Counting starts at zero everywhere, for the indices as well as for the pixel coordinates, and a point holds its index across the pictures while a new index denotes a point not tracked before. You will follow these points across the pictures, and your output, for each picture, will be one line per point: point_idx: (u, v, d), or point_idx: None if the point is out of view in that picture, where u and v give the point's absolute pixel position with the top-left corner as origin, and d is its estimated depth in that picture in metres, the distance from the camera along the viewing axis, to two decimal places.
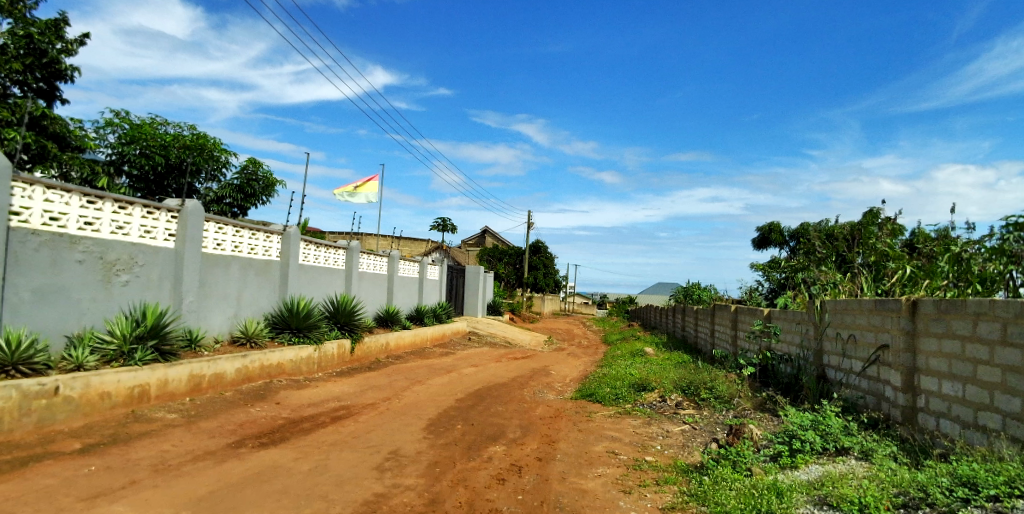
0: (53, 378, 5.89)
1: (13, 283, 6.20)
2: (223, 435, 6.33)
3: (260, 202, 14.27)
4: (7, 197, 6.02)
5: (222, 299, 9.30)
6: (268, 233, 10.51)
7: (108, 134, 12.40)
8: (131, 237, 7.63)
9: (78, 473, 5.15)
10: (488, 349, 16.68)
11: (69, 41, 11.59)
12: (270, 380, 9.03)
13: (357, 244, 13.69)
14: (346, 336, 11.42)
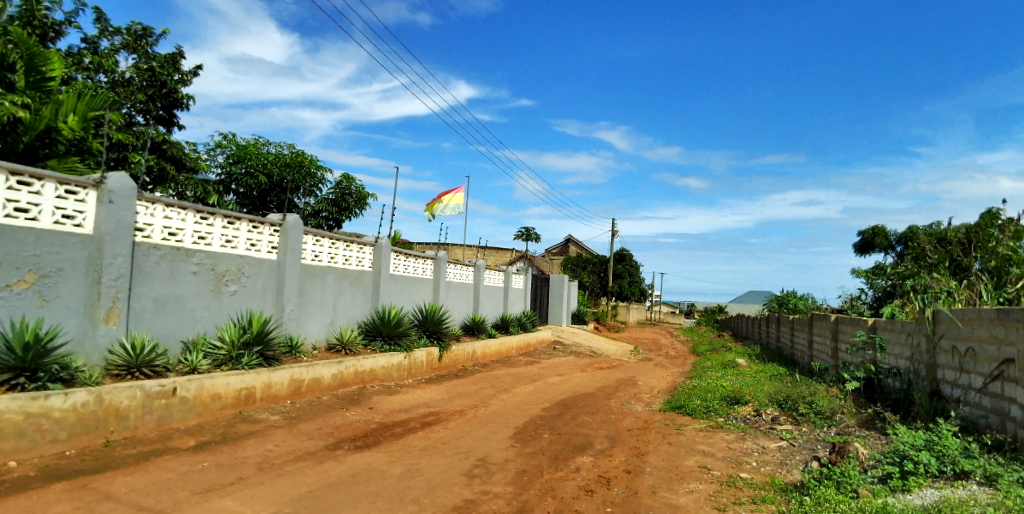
0: (171, 380, 6.39)
1: (137, 293, 6.81)
2: (321, 437, 6.63)
3: (354, 215, 14.89)
4: (133, 215, 6.66)
5: (320, 308, 9.78)
6: (362, 245, 10.96)
7: (218, 155, 13.39)
8: (238, 250, 8.19)
9: (193, 468, 5.55)
10: (573, 358, 16.54)
11: (185, 72, 12.61)
12: (363, 385, 9.38)
13: (444, 254, 14.01)
14: (434, 344, 11.68)
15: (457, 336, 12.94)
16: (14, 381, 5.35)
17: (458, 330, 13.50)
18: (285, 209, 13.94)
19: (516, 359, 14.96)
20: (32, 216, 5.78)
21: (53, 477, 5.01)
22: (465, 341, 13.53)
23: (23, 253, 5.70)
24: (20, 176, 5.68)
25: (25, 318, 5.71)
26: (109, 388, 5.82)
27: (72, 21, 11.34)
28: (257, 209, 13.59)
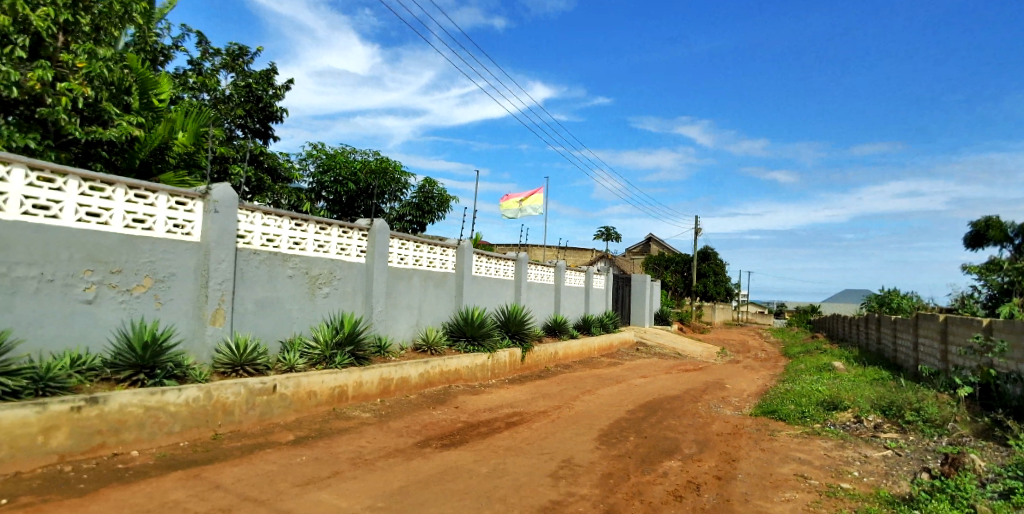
0: (272, 377, 6.76)
1: (240, 296, 7.26)
2: (410, 434, 6.81)
3: (437, 217, 15.22)
4: (235, 223, 7.11)
5: (406, 309, 10.07)
6: (445, 247, 11.19)
7: (310, 165, 14.08)
8: (329, 254, 8.57)
9: (292, 461, 5.84)
10: (656, 360, 16.15)
11: (278, 87, 13.37)
12: (449, 385, 9.58)
13: (525, 256, 14.07)
14: (517, 345, 11.75)
15: (538, 336, 12.96)
16: (136, 377, 5.85)
17: (540, 331, 13.52)
18: (372, 214, 14.47)
19: (598, 361, 14.79)
20: (148, 225, 6.30)
21: (169, 466, 5.42)
22: (546, 342, 13.52)
23: (141, 260, 6.23)
24: (137, 190, 6.21)
25: (144, 319, 6.23)
26: (217, 384, 6.24)
27: (179, 46, 12.14)
28: (346, 215, 14.18)
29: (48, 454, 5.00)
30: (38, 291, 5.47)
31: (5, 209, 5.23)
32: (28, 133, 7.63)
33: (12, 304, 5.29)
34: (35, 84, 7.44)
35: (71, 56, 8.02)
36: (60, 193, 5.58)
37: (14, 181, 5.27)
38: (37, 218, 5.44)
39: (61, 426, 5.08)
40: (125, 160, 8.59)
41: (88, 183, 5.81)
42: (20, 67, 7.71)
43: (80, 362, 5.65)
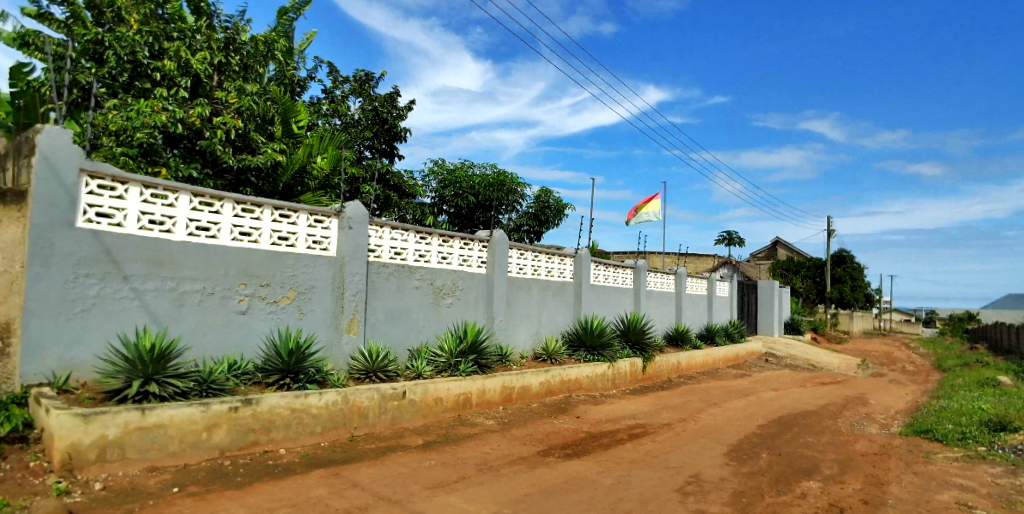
0: (401, 384, 7.10)
1: (372, 306, 7.72)
2: (532, 443, 6.88)
3: (553, 226, 15.34)
4: (367, 238, 7.57)
5: (526, 318, 10.22)
6: (563, 256, 11.24)
7: (432, 180, 14.72)
8: (452, 266, 8.90)
9: (422, 465, 6.09)
10: (787, 372, 15.13)
11: (403, 109, 14.10)
12: (569, 394, 9.58)
13: (643, 263, 13.81)
14: (637, 355, 11.52)
15: (659, 346, 12.63)
16: (283, 381, 6.37)
17: (660, 341, 13.16)
18: (491, 226, 14.83)
19: (723, 372, 14.12)
20: (291, 242, 6.88)
21: (312, 464, 5.85)
22: (668, 352, 13.14)
23: (286, 274, 6.81)
24: (282, 210, 6.81)
25: (289, 327, 6.79)
26: (353, 389, 6.65)
27: (315, 77, 13.09)
28: (466, 227, 14.65)
29: (210, 448, 5.58)
30: (201, 303, 6.16)
31: (174, 231, 5.97)
32: (191, 164, 8.61)
33: (180, 315, 6.02)
34: (196, 120, 8.53)
35: (226, 94, 9.17)
36: (217, 215, 6.26)
37: (180, 206, 6.00)
38: (199, 238, 6.14)
39: (220, 424, 5.65)
40: (270, 184, 9.48)
41: (241, 206, 6.47)
42: (185, 106, 8.87)
43: (237, 367, 6.26)
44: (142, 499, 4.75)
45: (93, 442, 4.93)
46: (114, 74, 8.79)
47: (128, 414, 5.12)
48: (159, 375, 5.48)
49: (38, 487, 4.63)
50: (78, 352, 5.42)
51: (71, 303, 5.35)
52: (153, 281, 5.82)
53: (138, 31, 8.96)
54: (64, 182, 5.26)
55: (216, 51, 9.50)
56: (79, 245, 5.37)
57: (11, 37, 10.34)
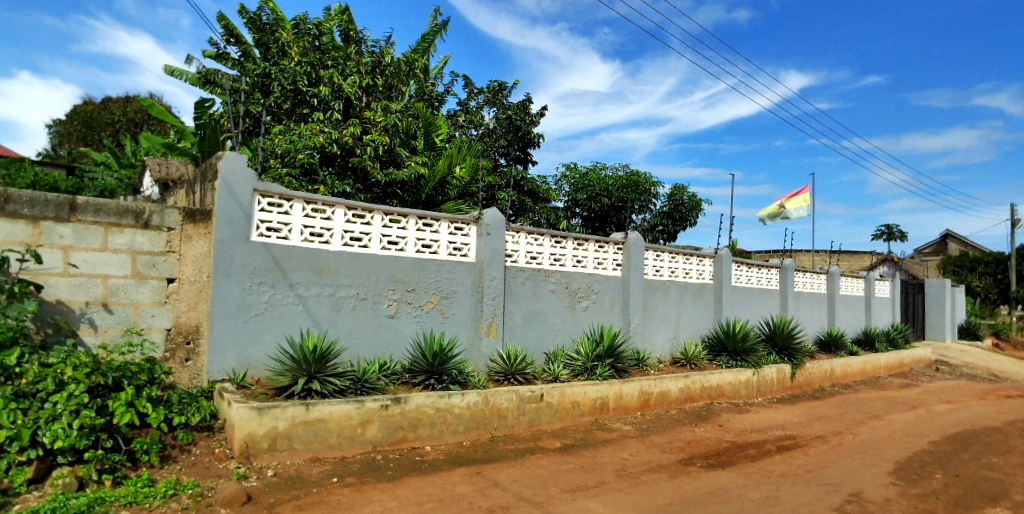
0: (539, 386, 7.18)
1: (509, 309, 7.89)
2: (673, 451, 6.82)
3: (689, 223, 14.77)
4: (504, 244, 7.75)
5: (664, 322, 9.97)
6: (701, 256, 10.83)
7: (564, 185, 14.76)
8: (587, 269, 8.87)
9: (561, 468, 6.12)
10: (963, 383, 13.47)
11: (537, 114, 14.14)
12: (710, 401, 9.23)
13: (791, 262, 12.98)
14: (785, 361, 10.83)
15: (809, 352, 11.78)
16: (428, 381, 6.67)
17: (810, 346, 12.27)
18: (625, 226, 14.52)
19: (885, 381, 12.86)
20: (434, 249, 7.21)
21: (456, 462, 6.07)
22: (819, 358, 12.22)
23: (429, 279, 7.14)
24: (425, 219, 7.15)
25: (433, 330, 7.11)
26: (493, 391, 6.82)
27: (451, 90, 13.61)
28: (600, 229, 14.49)
29: (365, 443, 5.96)
30: (356, 308, 6.62)
31: (332, 242, 6.47)
32: (345, 181, 9.26)
33: (337, 318, 6.50)
34: (350, 139, 9.26)
35: (374, 113, 9.88)
36: (368, 226, 6.70)
37: (336, 219, 6.48)
38: (352, 248, 6.60)
39: (373, 420, 6.02)
40: (414, 195, 10.01)
41: (389, 217, 6.88)
42: (339, 127, 9.75)
43: (387, 367, 6.67)
44: (308, 487, 5.19)
45: (266, 432, 5.45)
46: (279, 103, 9.89)
47: (295, 408, 5.60)
48: (321, 373, 5.93)
49: (222, 471, 5.23)
50: (253, 352, 6.04)
51: (247, 308, 5.97)
52: (314, 287, 6.34)
53: (298, 63, 10.13)
54: (240, 201, 5.89)
55: (364, 74, 10.32)
56: (252, 256, 5.98)
57: (196, 78, 11.66)
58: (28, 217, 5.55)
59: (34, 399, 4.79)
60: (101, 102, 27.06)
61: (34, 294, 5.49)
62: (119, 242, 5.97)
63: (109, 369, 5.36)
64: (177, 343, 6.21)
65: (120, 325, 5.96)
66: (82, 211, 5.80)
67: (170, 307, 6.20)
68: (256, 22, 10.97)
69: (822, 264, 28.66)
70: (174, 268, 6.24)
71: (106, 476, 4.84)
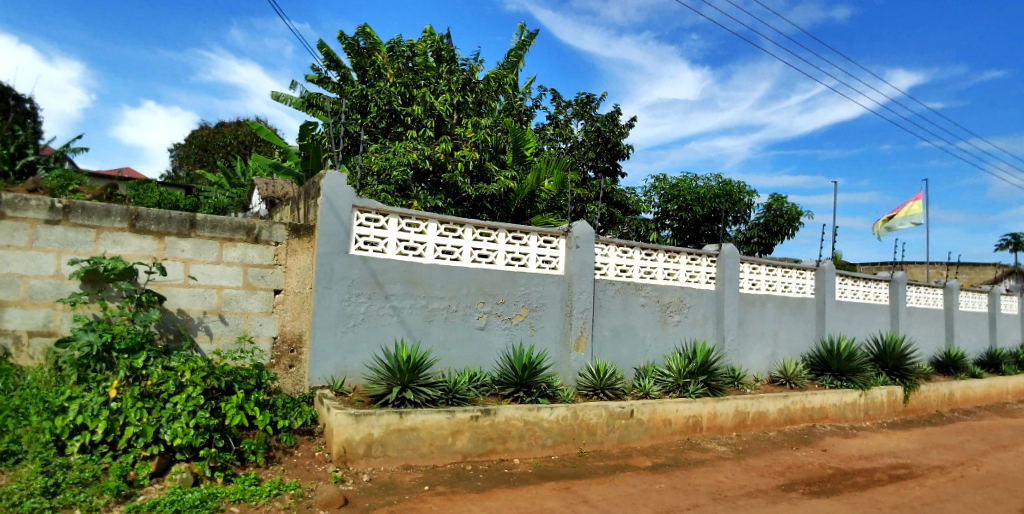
0: (629, 402, 7.04)
1: (598, 323, 7.81)
2: (772, 475, 6.50)
3: (788, 235, 14.07)
4: (593, 257, 7.68)
5: (761, 338, 9.52)
6: (801, 270, 10.28)
7: (654, 195, 14.50)
8: (679, 282, 8.63)
9: (652, 487, 5.94)
10: None
11: (626, 125, 13.98)
12: (812, 423, 8.72)
13: (902, 275, 12.06)
14: (896, 382, 10.05)
15: (923, 373, 10.90)
16: (518, 394, 6.70)
17: (925, 367, 11.33)
18: (718, 238, 14.04)
19: (1014, 408, 11.66)
20: (523, 262, 7.27)
21: (545, 475, 6.03)
22: (935, 380, 11.27)
23: (519, 292, 7.20)
24: (515, 232, 7.23)
25: (522, 343, 7.15)
26: (582, 405, 6.75)
27: (540, 105, 13.74)
28: (692, 240, 14.09)
29: (455, 452, 6.05)
30: (447, 320, 6.79)
31: (425, 256, 6.68)
32: (437, 196, 9.53)
33: (430, 329, 6.70)
34: (441, 155, 9.56)
35: (464, 130, 10.15)
36: (459, 240, 6.87)
37: (429, 233, 6.70)
38: (444, 261, 6.78)
39: (463, 431, 6.10)
40: (503, 208, 10.31)
41: (479, 230, 7.02)
42: (431, 144, 10.09)
43: (477, 378, 6.77)
44: (401, 494, 5.32)
45: (362, 438, 5.65)
46: (376, 123, 10.38)
47: (389, 416, 5.77)
48: (414, 383, 6.10)
49: (321, 474, 5.47)
50: (351, 360, 6.33)
51: (346, 318, 6.26)
52: (408, 299, 6.56)
53: (393, 84, 10.64)
54: (340, 216, 6.22)
55: (455, 92, 10.66)
56: (352, 269, 6.28)
57: (299, 101, 12.39)
58: (154, 233, 6.12)
59: (158, 399, 5.23)
60: (216, 127, 29.47)
61: (159, 303, 6.02)
62: (233, 255, 6.42)
63: (223, 373, 5.73)
64: (282, 351, 6.59)
65: (232, 333, 6.39)
66: (200, 227, 6.29)
67: (276, 316, 6.59)
68: (354, 47, 11.55)
69: (937, 278, 26.38)
70: (280, 280, 6.63)
71: (218, 473, 5.17)
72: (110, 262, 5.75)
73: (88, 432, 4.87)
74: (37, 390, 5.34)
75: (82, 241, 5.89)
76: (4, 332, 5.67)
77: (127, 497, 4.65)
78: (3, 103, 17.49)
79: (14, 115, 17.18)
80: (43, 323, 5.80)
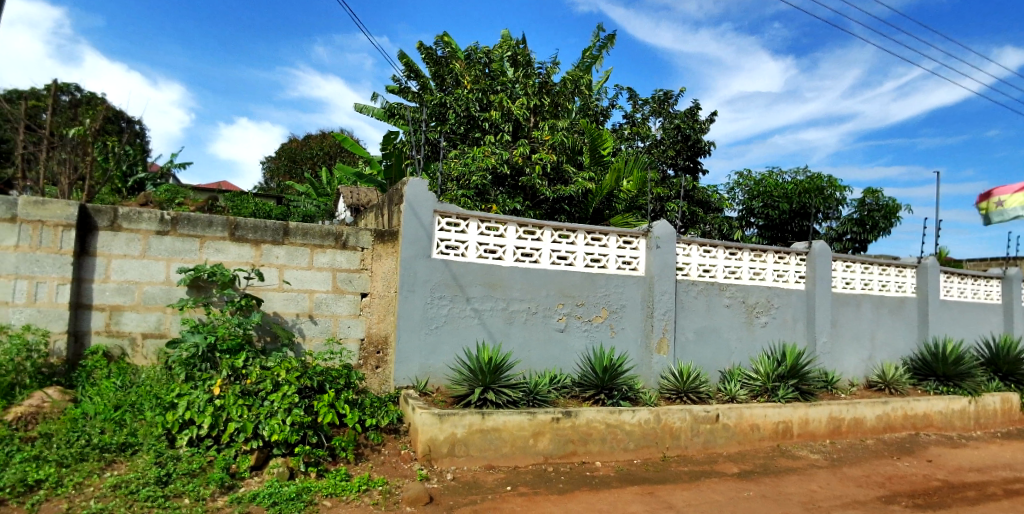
0: (714, 406, 6.84)
1: (681, 325, 7.64)
2: (870, 486, 6.12)
3: (885, 232, 13.24)
4: (675, 257, 7.51)
5: (856, 340, 9.00)
6: (901, 267, 9.63)
7: (737, 192, 14.03)
8: (766, 282, 8.30)
9: (740, 495, 5.73)
10: None
11: (707, 120, 13.59)
12: (915, 432, 8.16)
13: (1017, 272, 11.05)
14: (1012, 389, 9.23)
15: None
16: (599, 396, 6.66)
17: None
18: (808, 235, 13.38)
19: None
20: (603, 264, 7.23)
21: (627, 479, 5.95)
22: None
23: (599, 294, 7.16)
24: (593, 234, 7.20)
25: (603, 345, 7.11)
26: (665, 409, 6.61)
27: (616, 104, 13.62)
28: (779, 239, 13.51)
29: (537, 454, 6.07)
30: (527, 322, 6.86)
31: (504, 258, 6.78)
32: (515, 199, 9.65)
33: (510, 331, 6.80)
34: (520, 158, 9.68)
35: (541, 133, 10.23)
36: (538, 242, 6.93)
37: (509, 236, 6.80)
38: (524, 263, 6.86)
39: (545, 432, 6.11)
40: (581, 210, 10.33)
41: (558, 232, 7.05)
42: (509, 147, 10.22)
43: (558, 381, 6.80)
44: (484, 493, 5.41)
45: (446, 438, 5.78)
46: (455, 129, 10.65)
47: (472, 416, 5.87)
48: (495, 384, 6.19)
49: (408, 471, 5.64)
50: (434, 361, 6.53)
51: (429, 321, 6.47)
52: (489, 302, 6.69)
53: (471, 90, 10.86)
54: (422, 222, 6.43)
55: (531, 95, 10.78)
56: (434, 273, 6.47)
57: (380, 112, 12.88)
58: (252, 241, 6.52)
59: (257, 397, 5.54)
60: (303, 139, 31.09)
61: (257, 307, 6.41)
62: (322, 261, 6.74)
63: (315, 373, 6.00)
64: (369, 352, 6.86)
65: (323, 335, 6.72)
66: (293, 234, 6.65)
67: (363, 319, 6.87)
68: (432, 56, 11.85)
69: None
70: (366, 284, 6.90)
71: (311, 468, 5.43)
72: (213, 269, 6.18)
73: (196, 427, 5.25)
74: (151, 387, 5.81)
75: (188, 250, 6.37)
76: (122, 334, 6.23)
77: (230, 488, 4.97)
78: (118, 127, 19.20)
79: (128, 137, 18.88)
80: (156, 325, 6.32)
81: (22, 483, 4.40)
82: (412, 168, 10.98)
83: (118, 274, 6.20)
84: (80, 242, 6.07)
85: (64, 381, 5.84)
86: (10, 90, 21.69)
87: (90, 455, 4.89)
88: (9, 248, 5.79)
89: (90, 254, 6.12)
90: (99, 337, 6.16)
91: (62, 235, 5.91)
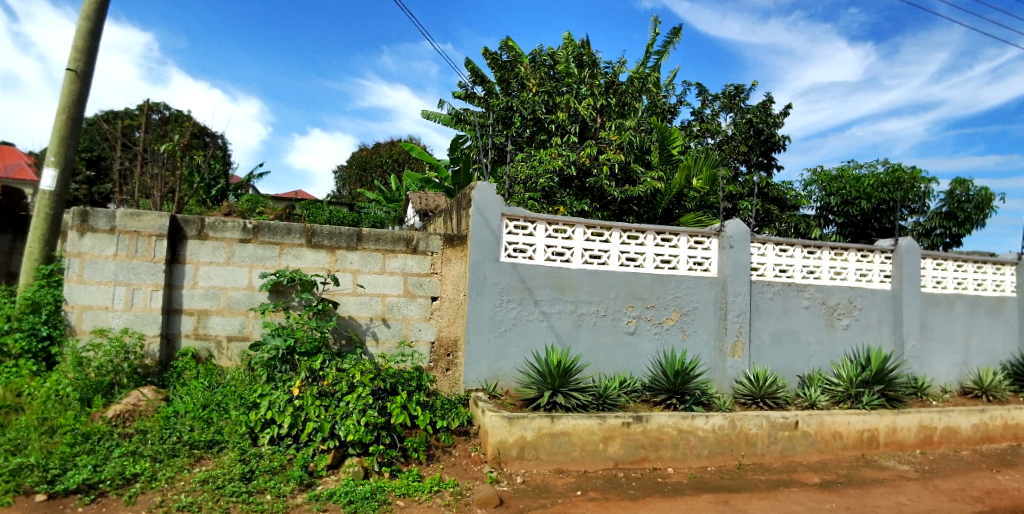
0: (793, 413, 6.57)
1: (756, 327, 7.39)
2: (966, 500, 5.71)
3: (979, 225, 12.35)
4: (749, 257, 7.28)
5: (949, 343, 8.43)
6: (999, 265, 8.95)
7: (813, 189, 13.46)
8: (848, 282, 7.91)
9: (822, 506, 5.47)
10: None
11: (780, 113, 13.13)
12: (1017, 443, 7.55)
13: None
14: None
15: None
16: (670, 401, 6.52)
17: None
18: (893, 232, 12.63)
19: None
20: (673, 265, 7.10)
21: (701, 487, 5.79)
22: None
23: (669, 296, 7.03)
24: (663, 234, 7.09)
25: (674, 349, 6.98)
26: (741, 414, 6.41)
27: (684, 101, 13.39)
28: (861, 236, 12.84)
29: (607, 459, 6.01)
30: (595, 324, 6.83)
31: (572, 261, 6.78)
32: (583, 200, 9.64)
33: (579, 334, 6.79)
34: (587, 159, 9.67)
35: (609, 133, 10.20)
36: (606, 243, 6.88)
37: (576, 238, 6.79)
38: (592, 265, 6.84)
39: (615, 437, 6.04)
40: (650, 210, 10.19)
41: (626, 234, 6.98)
42: (576, 148, 10.23)
43: (628, 384, 6.72)
44: (555, 497, 5.40)
45: (516, 441, 5.82)
46: (521, 132, 10.75)
47: (541, 420, 5.88)
48: (564, 387, 6.18)
49: (478, 473, 5.70)
50: (504, 365, 6.60)
51: (499, 324, 6.56)
52: (557, 304, 6.71)
53: (537, 93, 10.95)
54: (491, 225, 6.52)
55: (597, 95, 10.77)
56: (503, 276, 6.56)
57: (447, 118, 13.16)
58: (328, 247, 6.79)
59: (333, 397, 5.73)
60: (372, 148, 32.18)
61: (333, 310, 6.68)
62: (394, 265, 6.93)
63: (387, 374, 6.15)
64: (439, 355, 6.99)
65: (395, 338, 6.92)
66: (366, 240, 6.86)
67: (434, 322, 7.01)
68: (498, 61, 11.99)
69: None
70: (437, 287, 7.05)
71: (385, 468, 5.56)
72: (292, 274, 6.49)
73: (277, 426, 5.49)
74: (235, 387, 6.13)
75: (269, 256, 6.69)
76: (209, 337, 6.61)
77: (309, 485, 5.18)
78: (203, 141, 20.50)
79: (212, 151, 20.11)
80: (239, 329, 6.68)
81: (121, 476, 4.74)
82: (480, 172, 11.16)
83: (205, 280, 6.59)
84: (171, 250, 6.49)
85: (157, 381, 6.28)
86: (108, 111, 23.40)
87: (181, 451, 5.22)
88: (108, 257, 6.25)
89: (180, 261, 6.54)
90: (189, 339, 6.57)
91: (155, 245, 6.34)
